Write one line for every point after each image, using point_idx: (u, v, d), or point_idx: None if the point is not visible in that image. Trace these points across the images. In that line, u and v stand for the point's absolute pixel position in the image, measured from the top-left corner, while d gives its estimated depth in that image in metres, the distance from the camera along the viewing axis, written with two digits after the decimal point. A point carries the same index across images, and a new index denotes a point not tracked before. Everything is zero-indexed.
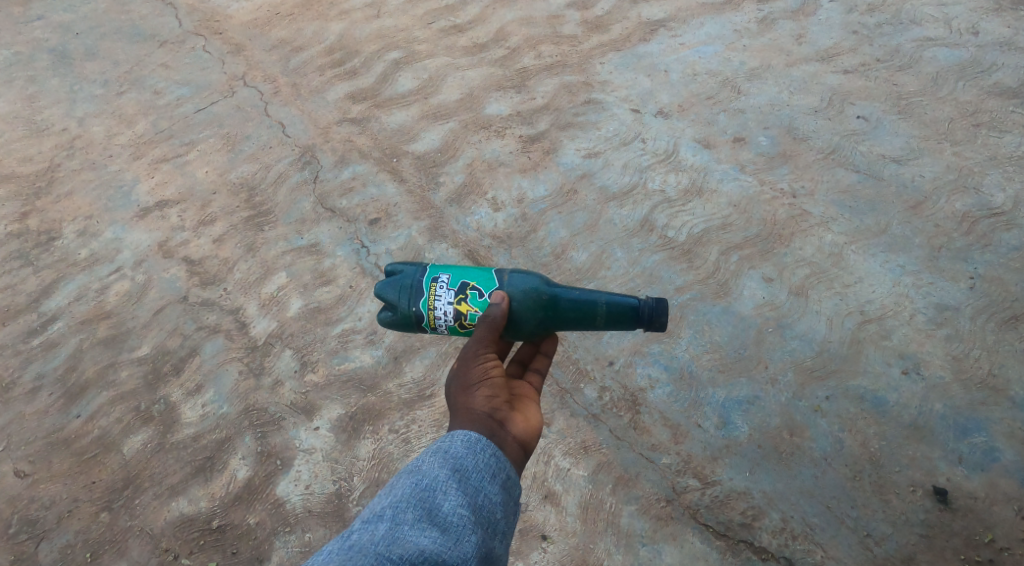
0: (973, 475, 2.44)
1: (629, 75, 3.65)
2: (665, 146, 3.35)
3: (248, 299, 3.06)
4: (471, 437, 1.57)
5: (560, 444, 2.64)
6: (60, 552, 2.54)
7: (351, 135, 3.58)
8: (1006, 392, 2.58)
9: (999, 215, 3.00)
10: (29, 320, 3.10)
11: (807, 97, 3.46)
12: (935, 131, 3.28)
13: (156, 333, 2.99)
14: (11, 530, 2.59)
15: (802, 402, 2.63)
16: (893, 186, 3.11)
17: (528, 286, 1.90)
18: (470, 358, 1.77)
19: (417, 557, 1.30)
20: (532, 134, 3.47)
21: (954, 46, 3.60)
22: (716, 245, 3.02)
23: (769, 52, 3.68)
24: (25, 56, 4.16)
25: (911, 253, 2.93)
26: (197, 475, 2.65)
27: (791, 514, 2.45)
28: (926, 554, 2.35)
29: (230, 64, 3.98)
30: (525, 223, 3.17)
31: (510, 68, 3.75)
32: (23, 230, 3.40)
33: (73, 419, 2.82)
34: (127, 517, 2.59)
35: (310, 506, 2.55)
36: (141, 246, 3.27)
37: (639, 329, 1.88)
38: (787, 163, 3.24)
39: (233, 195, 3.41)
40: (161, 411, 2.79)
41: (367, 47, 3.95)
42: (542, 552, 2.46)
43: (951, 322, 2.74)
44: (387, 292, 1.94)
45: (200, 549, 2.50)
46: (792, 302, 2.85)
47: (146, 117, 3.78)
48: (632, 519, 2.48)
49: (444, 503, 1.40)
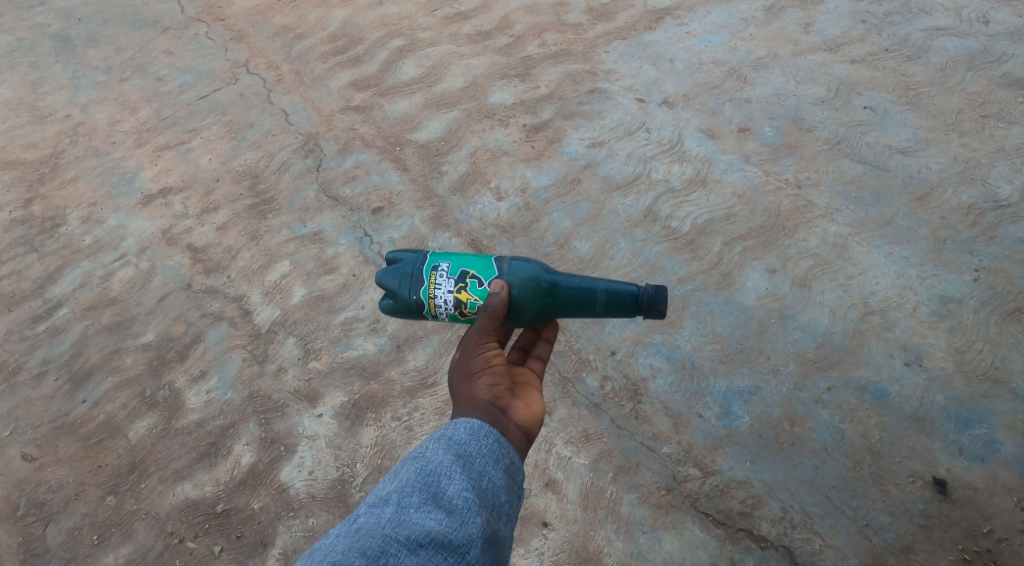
0: (972, 467, 2.45)
1: (634, 65, 3.63)
2: (670, 136, 3.33)
3: (251, 287, 3.08)
4: (474, 424, 1.58)
5: (561, 433, 2.66)
6: (67, 535, 2.57)
7: (355, 123, 3.57)
8: (1008, 384, 2.58)
9: (1006, 206, 2.98)
10: (35, 306, 3.12)
11: (813, 87, 3.43)
12: (942, 122, 3.25)
13: (160, 320, 3.01)
14: (20, 513, 2.63)
15: (804, 393, 2.64)
16: (899, 178, 3.10)
17: (527, 274, 1.89)
18: (472, 347, 1.78)
19: (424, 538, 1.33)
20: (536, 123, 3.45)
21: (964, 36, 3.56)
22: (719, 236, 3.01)
23: (776, 41, 3.65)
24: (27, 42, 4.15)
25: (915, 244, 2.92)
26: (202, 460, 2.68)
27: (790, 503, 2.46)
28: (925, 544, 2.36)
29: (232, 50, 3.97)
30: (528, 213, 3.17)
31: (514, 56, 3.73)
32: (27, 217, 3.41)
33: (78, 404, 2.85)
34: (132, 500, 2.62)
35: (314, 491, 2.58)
36: (145, 233, 3.28)
37: (639, 316, 1.89)
38: (792, 154, 3.22)
39: (236, 183, 3.42)
40: (166, 397, 2.82)
41: (371, 34, 3.93)
42: (542, 539, 2.48)
43: (955, 314, 2.74)
44: (388, 280, 1.93)
45: (205, 533, 2.53)
46: (795, 293, 2.84)
47: (149, 104, 3.77)
48: (633, 507, 2.50)
49: (449, 486, 1.42)
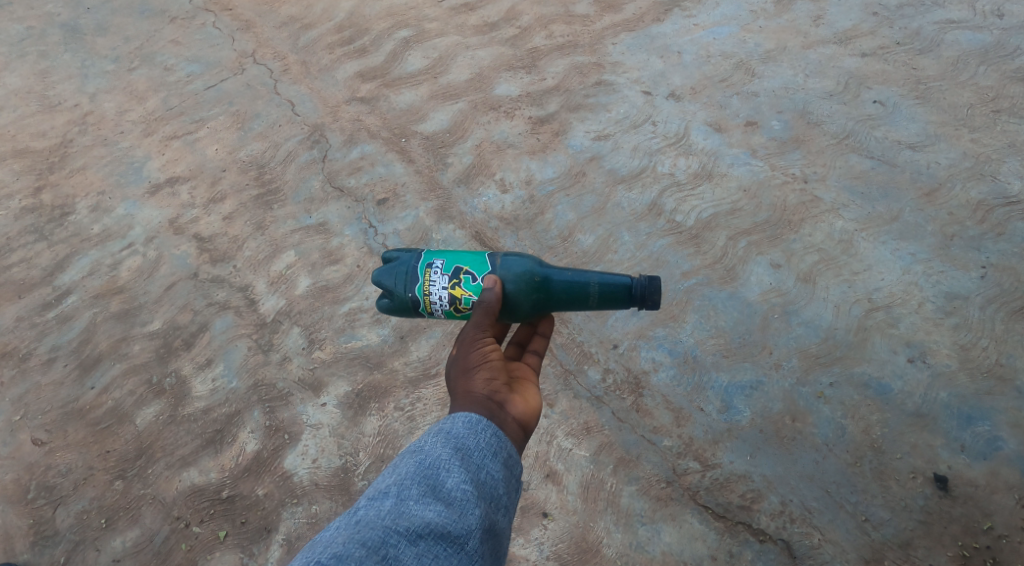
0: (974, 464, 2.45)
1: (641, 57, 3.61)
2: (676, 129, 3.32)
3: (257, 276, 3.11)
4: (473, 417, 1.60)
5: (562, 425, 2.68)
6: (76, 518, 2.63)
7: (361, 114, 3.58)
8: (1012, 382, 2.57)
9: (1015, 203, 2.95)
10: (44, 293, 3.17)
11: (822, 81, 3.40)
12: (953, 117, 3.22)
13: (167, 308, 3.05)
14: (30, 495, 2.69)
15: (806, 388, 2.64)
16: (907, 173, 3.08)
17: (520, 268, 1.90)
18: (469, 343, 1.80)
19: (424, 529, 1.35)
20: (542, 116, 3.45)
21: (977, 29, 3.52)
22: (724, 230, 3.01)
23: (786, 34, 3.61)
24: (36, 31, 4.17)
25: (922, 241, 2.90)
26: (207, 447, 2.72)
27: (790, 497, 2.48)
28: (924, 540, 2.37)
29: (240, 40, 3.97)
30: (533, 206, 3.17)
31: (520, 48, 3.72)
32: (37, 205, 3.45)
33: (87, 390, 2.89)
34: (140, 485, 2.67)
35: (317, 479, 2.61)
36: (152, 222, 3.31)
37: (633, 307, 1.91)
38: (799, 148, 3.20)
39: (243, 173, 3.44)
40: (172, 384, 2.86)
41: (377, 25, 3.92)
42: (542, 529, 2.51)
43: (960, 311, 2.73)
44: (384, 279, 1.95)
45: (211, 518, 2.58)
46: (799, 289, 2.84)
47: (156, 94, 3.79)
48: (632, 499, 2.52)
49: (447, 479, 1.44)
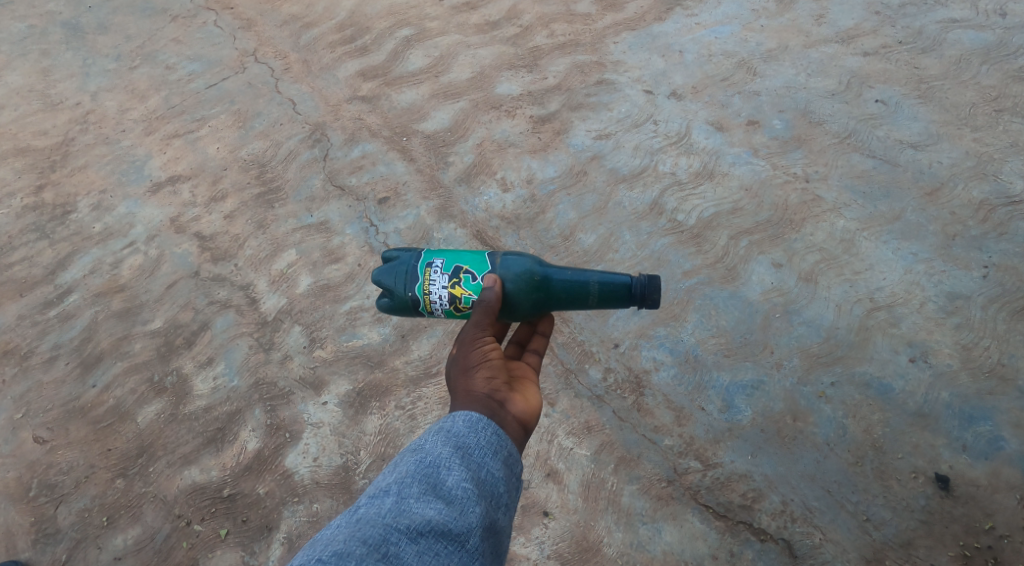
0: (976, 464, 2.45)
1: (643, 56, 3.60)
2: (677, 129, 3.32)
3: (259, 275, 3.11)
4: (473, 416, 1.60)
5: (563, 424, 2.68)
6: (77, 515, 2.63)
7: (362, 113, 3.58)
8: (1014, 382, 2.57)
9: (1017, 203, 2.94)
10: (46, 291, 3.17)
11: (824, 80, 3.40)
12: (956, 117, 3.21)
13: (168, 307, 3.06)
14: (32, 493, 2.70)
15: (807, 388, 2.64)
16: (909, 172, 3.07)
17: (520, 268, 1.90)
18: (468, 342, 1.80)
19: (424, 527, 1.35)
20: (543, 114, 3.44)
21: (980, 28, 3.51)
22: (725, 229, 3.01)
23: (788, 33, 3.61)
24: (38, 30, 4.17)
25: (924, 240, 2.90)
26: (209, 445, 2.72)
27: (791, 497, 2.48)
28: (925, 540, 2.37)
29: (241, 39, 3.97)
30: (534, 205, 3.17)
31: (522, 47, 3.72)
32: (39, 204, 3.46)
33: (89, 388, 2.90)
34: (141, 484, 2.67)
35: (318, 478, 2.62)
36: (154, 221, 3.32)
37: (633, 306, 1.90)
38: (801, 147, 3.20)
39: (244, 171, 3.44)
40: (174, 383, 2.87)
41: (378, 24, 3.92)
42: (543, 528, 2.51)
43: (962, 311, 2.72)
44: (383, 279, 1.96)
45: (212, 516, 2.59)
46: (800, 288, 2.84)
47: (158, 92, 3.80)
48: (633, 498, 2.52)
49: (448, 477, 1.44)
